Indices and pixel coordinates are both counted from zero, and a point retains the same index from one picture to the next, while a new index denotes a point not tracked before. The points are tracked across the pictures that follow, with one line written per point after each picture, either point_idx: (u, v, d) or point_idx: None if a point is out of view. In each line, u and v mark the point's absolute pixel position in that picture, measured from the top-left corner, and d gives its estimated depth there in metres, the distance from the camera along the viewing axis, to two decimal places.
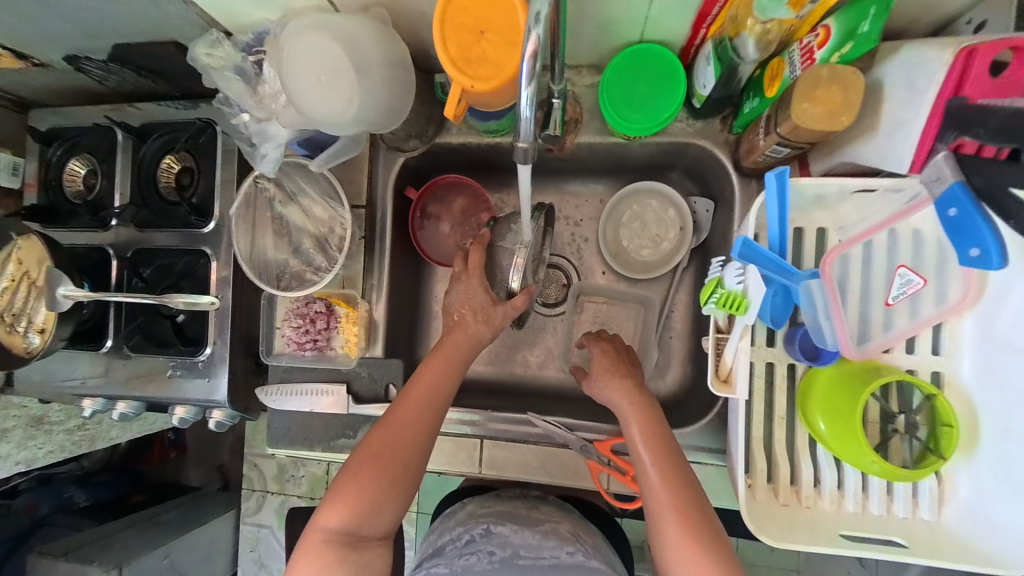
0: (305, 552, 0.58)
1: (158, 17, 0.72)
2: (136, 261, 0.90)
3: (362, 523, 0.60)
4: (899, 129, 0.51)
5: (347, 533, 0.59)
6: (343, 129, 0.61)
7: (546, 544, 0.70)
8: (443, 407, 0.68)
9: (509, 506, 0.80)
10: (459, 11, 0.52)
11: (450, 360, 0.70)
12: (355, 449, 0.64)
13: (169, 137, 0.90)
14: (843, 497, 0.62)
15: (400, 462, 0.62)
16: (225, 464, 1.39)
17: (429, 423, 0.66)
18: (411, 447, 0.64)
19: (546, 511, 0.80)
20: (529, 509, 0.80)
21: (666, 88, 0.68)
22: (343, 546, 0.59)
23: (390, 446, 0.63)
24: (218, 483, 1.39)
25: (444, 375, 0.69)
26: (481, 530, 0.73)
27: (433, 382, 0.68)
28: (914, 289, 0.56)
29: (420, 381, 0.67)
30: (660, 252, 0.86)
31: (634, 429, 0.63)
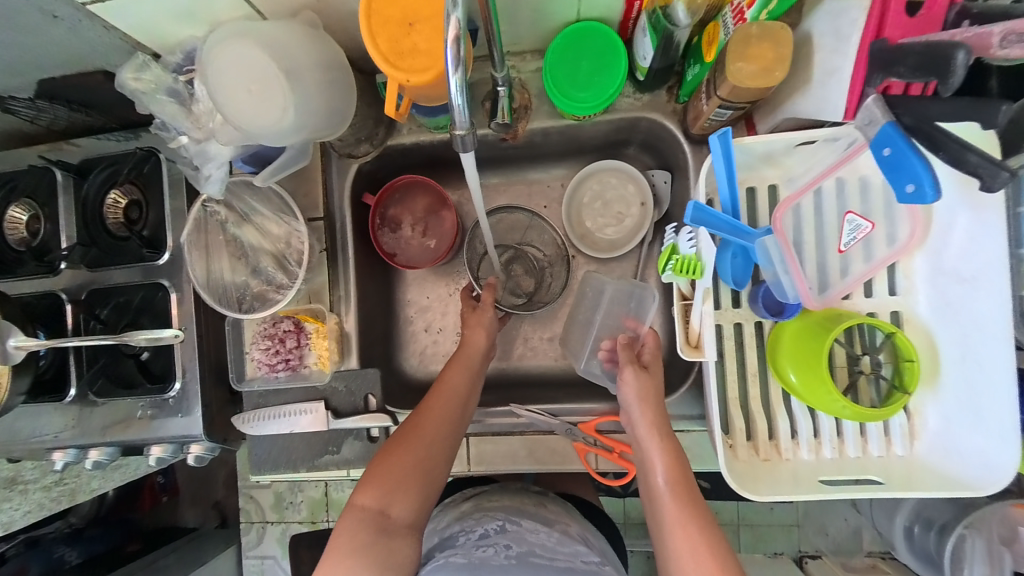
0: (339, 529, 0.61)
1: (79, 45, 0.69)
2: (91, 303, 0.87)
3: (390, 502, 0.62)
4: (831, 78, 0.53)
5: (377, 512, 0.62)
6: (283, 139, 0.59)
7: (561, 548, 0.70)
8: (469, 406, 0.72)
9: (519, 502, 0.79)
10: (384, 5, 0.51)
11: (472, 369, 0.74)
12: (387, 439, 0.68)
13: (112, 170, 0.86)
14: (821, 445, 0.63)
15: (428, 449, 0.66)
16: (221, 501, 1.33)
17: (458, 420, 0.70)
18: (438, 439, 0.67)
19: (554, 510, 0.79)
20: (538, 506, 0.79)
21: (609, 63, 0.68)
22: (373, 529, 0.61)
23: (419, 433, 0.67)
24: (216, 521, 1.32)
25: (468, 379, 0.73)
26: (495, 526, 0.73)
27: (462, 386, 0.72)
28: (864, 233, 0.58)
29: (447, 380, 0.72)
30: (624, 229, 0.86)
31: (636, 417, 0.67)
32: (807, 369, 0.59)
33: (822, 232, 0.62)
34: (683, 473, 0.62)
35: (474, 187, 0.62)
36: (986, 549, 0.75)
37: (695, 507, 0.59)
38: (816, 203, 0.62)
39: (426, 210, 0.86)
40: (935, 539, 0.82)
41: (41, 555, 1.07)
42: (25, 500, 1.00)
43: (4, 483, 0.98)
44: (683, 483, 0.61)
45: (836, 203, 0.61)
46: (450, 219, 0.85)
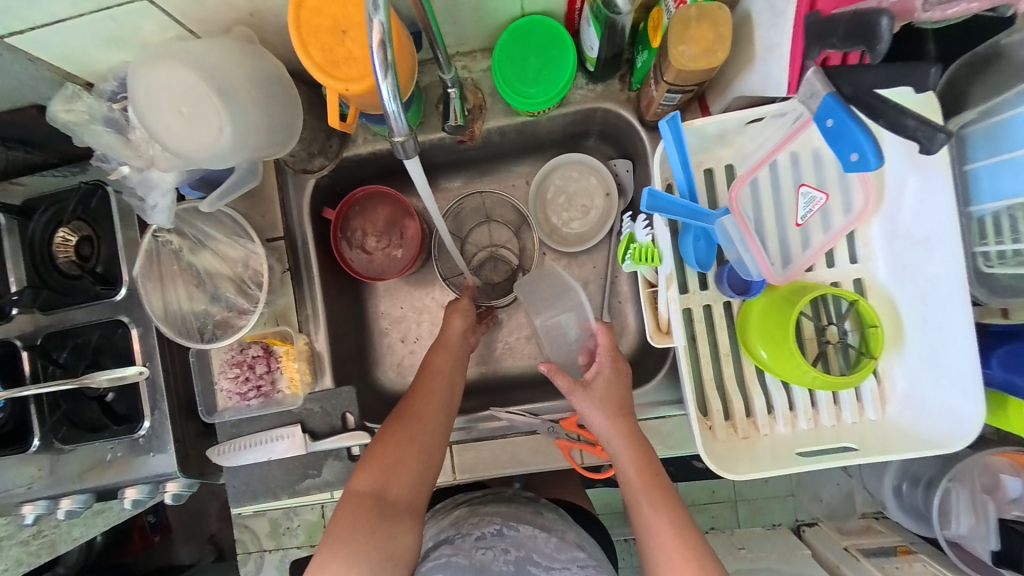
0: (339, 513, 0.62)
1: (4, 80, 0.66)
2: (48, 347, 0.83)
3: (386, 485, 0.64)
4: (771, 53, 0.53)
5: (374, 495, 0.63)
6: (224, 161, 0.57)
7: (559, 555, 0.70)
8: (459, 387, 0.73)
9: (516, 509, 0.76)
10: (314, 13, 0.50)
11: (456, 355, 0.75)
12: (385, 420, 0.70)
13: (58, 208, 0.83)
14: (797, 417, 0.64)
15: (423, 431, 0.68)
16: (215, 534, 1.35)
17: (449, 400, 0.71)
18: (429, 420, 0.68)
19: (552, 518, 0.76)
20: (534, 513, 0.76)
21: (556, 56, 0.67)
22: (374, 512, 0.62)
23: (412, 415, 0.68)
24: (212, 555, 1.35)
25: (454, 362, 0.74)
26: (494, 529, 0.72)
27: (448, 367, 0.73)
28: (819, 205, 0.59)
29: (434, 362, 0.73)
30: (590, 221, 0.86)
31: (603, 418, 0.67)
32: (774, 344, 0.60)
33: (779, 206, 0.62)
34: (662, 492, 0.63)
35: (425, 191, 0.61)
36: (971, 499, 0.78)
37: (679, 525, 0.61)
38: (771, 178, 0.62)
39: (390, 219, 0.84)
40: (923, 494, 0.86)
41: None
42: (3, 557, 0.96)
43: None
44: (665, 505, 0.62)
45: (791, 176, 0.62)
46: (412, 228, 0.83)
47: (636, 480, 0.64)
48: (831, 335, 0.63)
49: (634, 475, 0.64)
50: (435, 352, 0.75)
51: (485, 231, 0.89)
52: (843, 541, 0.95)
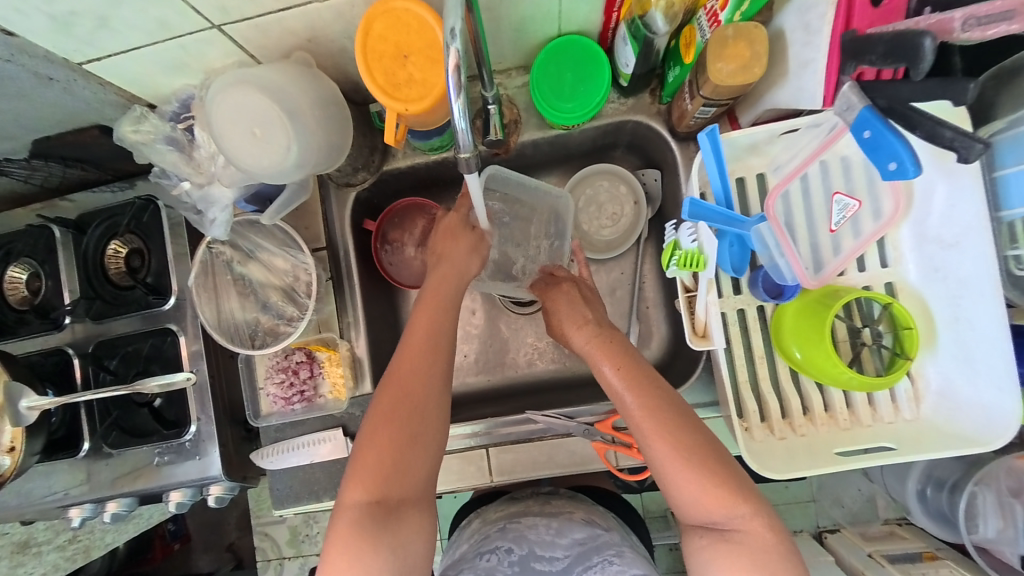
0: (337, 534, 0.58)
1: (74, 103, 0.71)
2: (99, 355, 0.86)
3: (384, 490, 0.60)
4: (806, 68, 0.56)
5: (375, 503, 0.59)
6: (287, 176, 0.61)
7: (561, 538, 0.72)
8: (445, 334, 0.67)
9: (522, 505, 0.80)
10: (379, 40, 0.53)
11: (444, 306, 0.69)
12: (370, 411, 0.64)
13: (110, 222, 0.86)
14: (832, 417, 0.66)
15: (422, 420, 0.63)
16: (235, 542, 1.37)
17: (433, 362, 0.65)
18: (415, 402, 0.63)
19: (559, 504, 0.80)
20: (542, 504, 0.80)
21: (591, 72, 0.71)
22: (375, 521, 0.58)
23: (399, 396, 0.63)
24: (231, 564, 1.36)
25: (443, 323, 0.68)
26: (497, 530, 0.74)
27: (436, 327, 0.67)
28: (852, 212, 0.61)
29: (417, 327, 0.67)
30: (620, 229, 0.88)
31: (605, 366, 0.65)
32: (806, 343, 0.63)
33: (811, 213, 0.65)
34: (661, 413, 0.59)
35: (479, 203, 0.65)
36: (997, 502, 0.78)
37: (685, 445, 0.57)
38: (802, 187, 0.65)
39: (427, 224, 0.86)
40: (948, 497, 0.85)
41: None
42: (40, 562, 1.00)
43: (15, 548, 0.96)
44: (669, 424, 0.58)
45: (822, 185, 0.64)
46: None
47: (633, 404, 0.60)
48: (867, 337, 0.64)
49: (631, 400, 0.60)
50: (418, 315, 0.69)
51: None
52: (865, 546, 0.97)
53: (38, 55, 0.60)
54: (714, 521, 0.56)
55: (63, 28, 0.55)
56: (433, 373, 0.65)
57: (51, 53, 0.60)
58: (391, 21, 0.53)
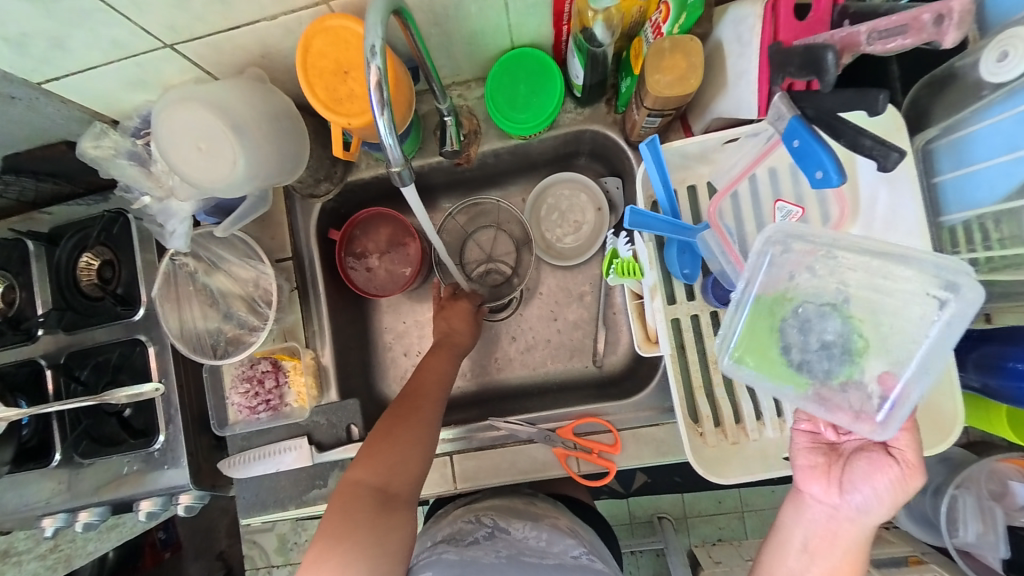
0: (339, 503, 0.60)
1: (39, 121, 0.73)
2: (70, 366, 0.88)
3: (388, 479, 0.63)
4: (741, 79, 0.57)
5: (376, 489, 0.62)
6: (238, 190, 0.62)
7: (551, 547, 0.71)
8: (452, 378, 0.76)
9: (510, 501, 0.80)
10: (318, 56, 0.54)
11: (454, 350, 0.79)
12: (384, 414, 0.69)
13: (82, 235, 0.88)
14: (784, 422, 0.65)
15: (428, 427, 0.68)
16: (225, 551, 1.38)
17: (443, 396, 0.72)
18: (422, 420, 0.68)
19: (544, 507, 0.80)
20: (528, 504, 0.80)
21: (544, 85, 0.72)
22: (373, 504, 0.60)
23: (415, 411, 0.68)
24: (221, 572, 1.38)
25: (449, 368, 0.76)
26: (485, 531, 0.73)
27: (446, 367, 0.76)
28: (795, 218, 0.62)
29: (429, 367, 0.75)
30: (582, 236, 0.90)
31: None
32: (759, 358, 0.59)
33: (759, 216, 0.64)
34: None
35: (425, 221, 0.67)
36: (977, 505, 0.78)
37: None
38: (751, 191, 0.64)
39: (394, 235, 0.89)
40: (931, 501, 0.87)
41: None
42: (20, 571, 1.01)
43: None
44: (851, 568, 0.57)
45: (769, 190, 0.64)
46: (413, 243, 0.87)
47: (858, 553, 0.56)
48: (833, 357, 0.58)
49: None
50: (428, 359, 0.76)
51: (490, 235, 0.93)
52: None
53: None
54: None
55: (19, 49, 0.57)
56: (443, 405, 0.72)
57: (10, 73, 0.62)
58: (329, 39, 0.54)
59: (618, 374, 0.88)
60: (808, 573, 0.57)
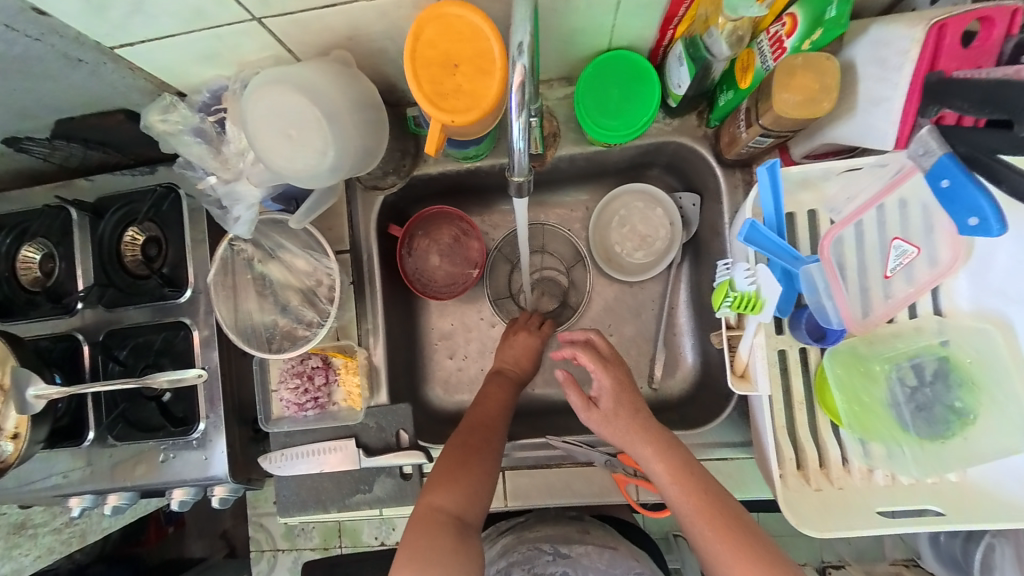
0: (418, 537, 0.56)
1: (101, 88, 0.68)
2: (108, 344, 0.84)
3: (466, 507, 0.60)
4: (877, 105, 0.53)
5: (455, 517, 0.58)
6: (318, 182, 0.58)
7: (615, 570, 0.72)
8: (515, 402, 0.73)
9: (562, 529, 0.78)
10: (428, 47, 0.50)
11: (517, 376, 0.76)
12: (450, 437, 0.66)
13: (128, 209, 0.85)
14: (873, 471, 0.60)
15: (495, 452, 0.65)
16: (230, 529, 1.27)
17: (506, 425, 0.69)
18: (491, 446, 0.65)
19: (598, 535, 0.78)
20: (581, 531, 0.78)
21: (639, 91, 0.68)
22: (456, 532, 0.57)
23: (482, 432, 0.66)
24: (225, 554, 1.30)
25: (509, 399, 0.72)
26: (547, 559, 0.74)
27: (508, 389, 0.74)
28: (909, 258, 0.57)
29: (491, 392, 0.72)
30: (653, 252, 0.85)
31: (701, 526, 0.58)
32: (859, 420, 0.59)
33: (863, 259, 0.59)
34: (671, 454, 0.62)
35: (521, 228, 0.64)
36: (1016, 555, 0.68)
37: (682, 472, 0.61)
38: (857, 236, 0.59)
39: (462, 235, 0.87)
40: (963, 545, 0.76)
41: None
42: (36, 543, 0.99)
43: (13, 528, 0.97)
44: (661, 455, 0.63)
45: (876, 229, 0.58)
46: (473, 244, 0.84)
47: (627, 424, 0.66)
48: (938, 415, 0.57)
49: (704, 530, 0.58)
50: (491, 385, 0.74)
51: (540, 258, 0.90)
52: None
53: (69, 36, 0.58)
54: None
55: (98, 12, 0.53)
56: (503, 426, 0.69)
57: (83, 36, 0.58)
58: (442, 28, 0.50)
59: (675, 400, 0.84)
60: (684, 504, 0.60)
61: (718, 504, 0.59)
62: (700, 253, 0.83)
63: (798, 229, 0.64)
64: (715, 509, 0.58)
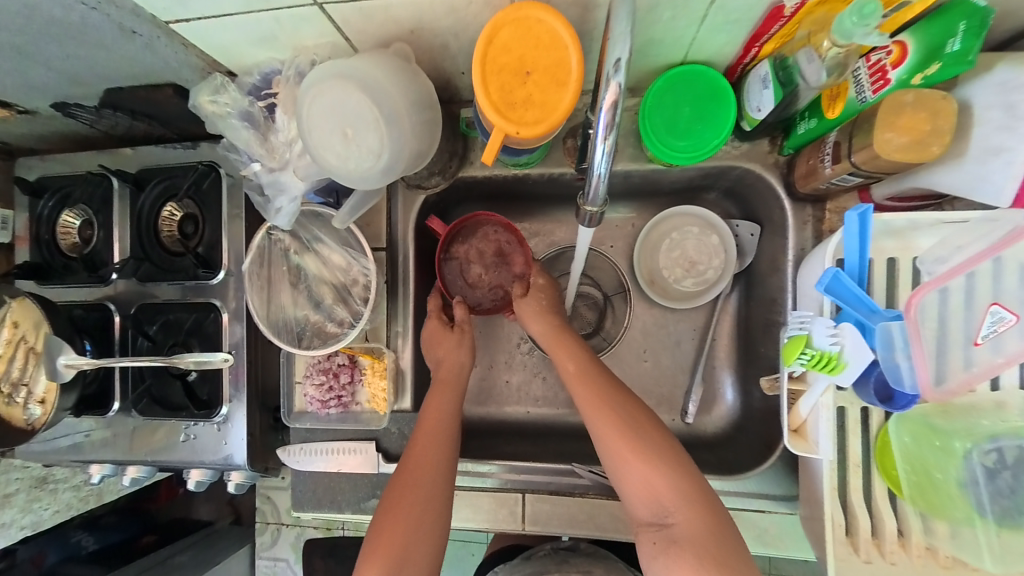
0: None
1: (154, 62, 0.67)
2: (140, 319, 0.84)
3: (401, 564, 0.59)
4: (995, 155, 0.48)
5: None
6: (368, 183, 0.55)
7: None
8: (456, 439, 0.68)
9: (541, 563, 0.79)
10: (502, 50, 0.46)
11: (455, 394, 0.72)
12: (390, 485, 0.64)
13: (169, 184, 0.84)
14: (933, 551, 0.56)
15: (431, 492, 0.63)
16: (238, 497, 1.27)
17: (449, 449, 0.67)
18: (427, 500, 0.63)
19: (578, 562, 0.78)
20: (560, 563, 0.78)
21: (714, 111, 0.63)
22: None
23: (417, 475, 0.64)
24: (231, 518, 1.27)
25: (447, 433, 0.68)
26: None
27: (448, 411, 0.70)
28: (1005, 327, 0.50)
29: (430, 412, 0.69)
30: (703, 281, 0.80)
31: (645, 472, 0.59)
32: (922, 494, 0.56)
33: (946, 322, 0.52)
34: (617, 412, 0.62)
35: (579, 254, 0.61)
36: None
37: (629, 429, 0.61)
38: (941, 299, 0.51)
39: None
40: None
41: (59, 540, 1.02)
42: (54, 500, 1.00)
43: (35, 483, 0.97)
44: (612, 416, 0.62)
45: (968, 291, 0.51)
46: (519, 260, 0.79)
47: (580, 393, 0.65)
48: (1020, 503, 0.51)
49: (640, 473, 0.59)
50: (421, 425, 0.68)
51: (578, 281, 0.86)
52: None
53: (126, 8, 0.56)
54: (662, 514, 0.57)
55: None
56: (444, 457, 0.66)
57: (140, 8, 0.56)
58: (521, 31, 0.46)
59: (707, 438, 0.80)
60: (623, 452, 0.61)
61: (653, 444, 0.60)
62: (753, 286, 0.78)
63: (876, 278, 0.58)
64: (652, 450, 0.60)
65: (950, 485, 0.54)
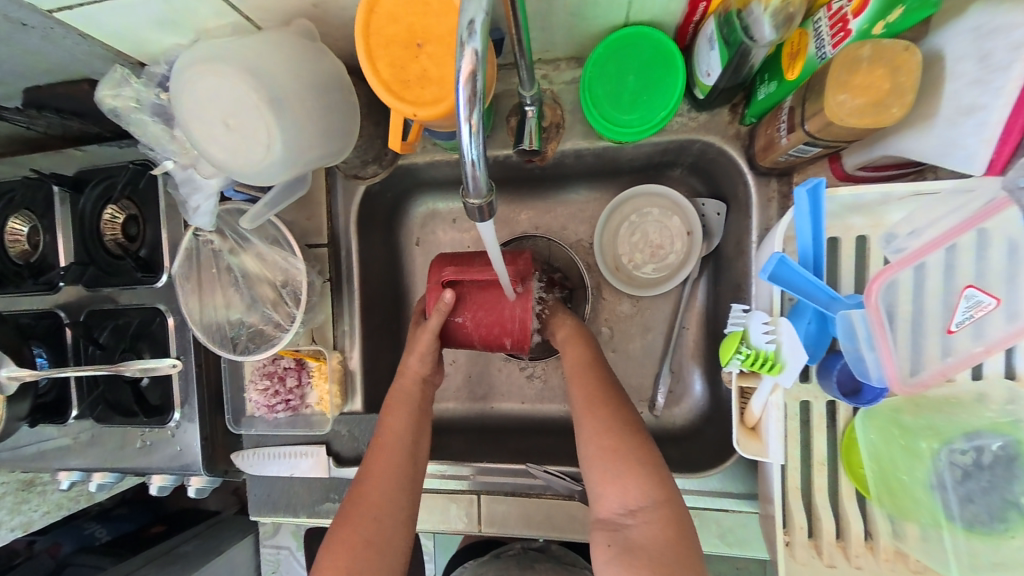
0: None
1: (61, 55, 0.62)
2: (89, 326, 0.82)
3: None
4: (965, 116, 0.42)
5: None
6: (271, 176, 0.50)
7: None
8: (424, 453, 0.59)
9: (502, 567, 0.75)
10: (388, 20, 0.42)
11: (419, 410, 0.61)
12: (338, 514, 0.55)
13: (107, 184, 0.81)
14: (903, 554, 0.51)
15: (386, 518, 0.54)
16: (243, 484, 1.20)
17: (415, 461, 0.58)
18: (390, 516, 0.54)
19: (542, 569, 0.74)
20: (523, 568, 0.74)
21: (659, 79, 0.56)
22: None
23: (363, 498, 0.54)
24: (236, 506, 1.18)
25: (410, 432, 0.59)
26: None
27: (410, 429, 0.59)
28: (985, 311, 0.42)
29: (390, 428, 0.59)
30: (666, 266, 0.74)
31: (614, 471, 0.52)
32: (889, 493, 0.51)
33: (919, 304, 0.45)
34: (601, 412, 0.55)
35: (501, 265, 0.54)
36: None
37: (612, 430, 0.54)
38: (914, 279, 0.44)
39: (460, 233, 0.79)
40: None
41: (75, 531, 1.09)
42: (43, 501, 0.99)
43: (22, 485, 0.97)
44: (600, 416, 0.55)
45: (943, 270, 0.44)
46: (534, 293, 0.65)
47: (577, 394, 0.57)
48: (998, 509, 0.45)
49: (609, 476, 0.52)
50: (376, 454, 0.57)
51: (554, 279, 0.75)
52: None
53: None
54: (623, 513, 0.51)
55: None
56: (407, 475, 0.57)
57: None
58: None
59: (676, 430, 0.75)
60: (597, 447, 0.54)
61: (632, 447, 0.53)
62: (720, 270, 0.73)
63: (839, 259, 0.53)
64: (627, 453, 0.53)
65: (916, 487, 0.49)
